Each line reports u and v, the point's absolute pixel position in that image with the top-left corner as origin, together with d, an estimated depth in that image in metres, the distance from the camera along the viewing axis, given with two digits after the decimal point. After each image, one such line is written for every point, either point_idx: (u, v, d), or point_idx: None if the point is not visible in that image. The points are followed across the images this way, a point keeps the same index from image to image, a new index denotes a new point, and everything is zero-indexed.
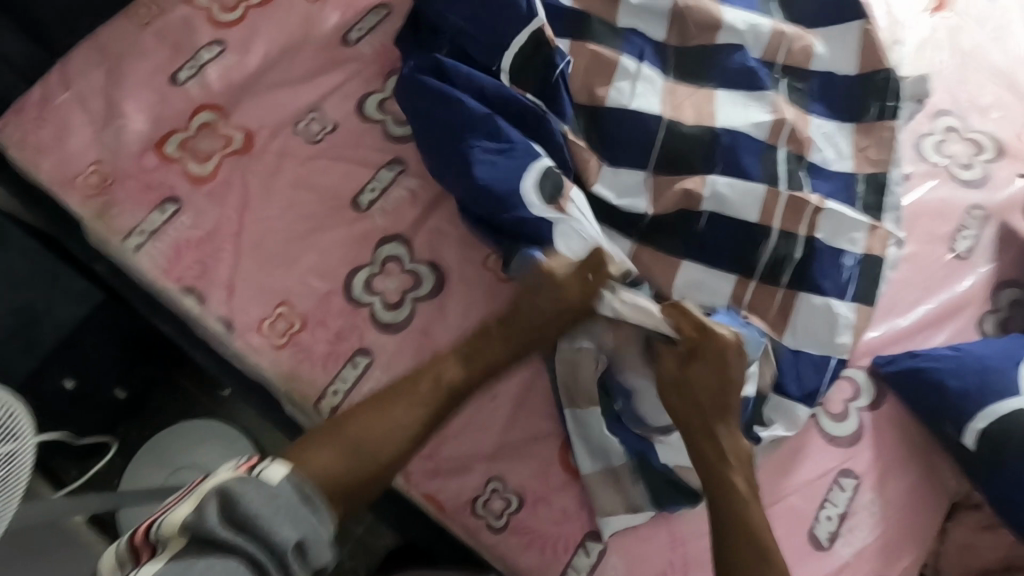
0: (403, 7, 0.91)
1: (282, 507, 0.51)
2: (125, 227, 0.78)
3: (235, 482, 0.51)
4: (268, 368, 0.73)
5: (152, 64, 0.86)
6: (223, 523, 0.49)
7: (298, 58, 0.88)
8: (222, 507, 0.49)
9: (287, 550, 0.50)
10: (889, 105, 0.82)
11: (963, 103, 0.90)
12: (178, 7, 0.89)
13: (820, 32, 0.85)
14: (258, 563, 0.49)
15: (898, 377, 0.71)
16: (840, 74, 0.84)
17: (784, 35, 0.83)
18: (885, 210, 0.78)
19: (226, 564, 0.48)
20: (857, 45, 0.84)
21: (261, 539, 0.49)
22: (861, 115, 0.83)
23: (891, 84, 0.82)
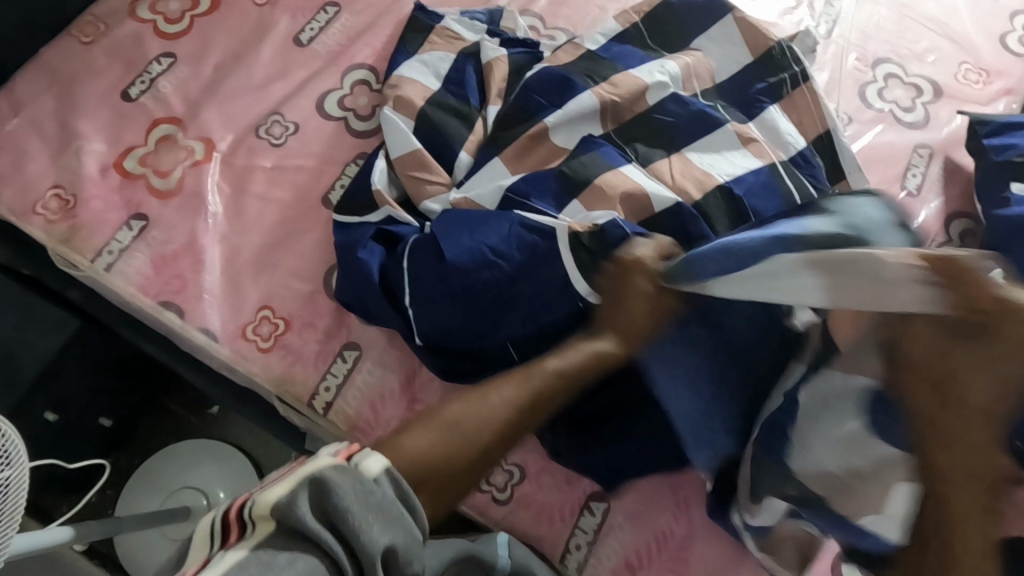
0: (353, 3, 0.92)
1: (381, 504, 0.43)
2: (94, 248, 0.77)
3: (333, 472, 0.43)
4: (257, 373, 0.73)
5: (103, 83, 0.85)
6: (320, 519, 0.42)
7: (251, 62, 0.88)
8: (315, 498, 0.42)
9: (376, 557, 0.41)
10: (797, 71, 0.77)
11: (899, 50, 0.94)
12: (124, 23, 0.89)
13: (699, 42, 0.81)
14: (337, 567, 0.41)
15: None
16: (737, 68, 0.80)
17: (678, 57, 0.78)
18: (848, 171, 0.74)
19: (305, 563, 0.40)
20: (739, 35, 0.80)
21: (351, 536, 0.41)
22: (779, 93, 0.77)
23: (789, 55, 0.78)
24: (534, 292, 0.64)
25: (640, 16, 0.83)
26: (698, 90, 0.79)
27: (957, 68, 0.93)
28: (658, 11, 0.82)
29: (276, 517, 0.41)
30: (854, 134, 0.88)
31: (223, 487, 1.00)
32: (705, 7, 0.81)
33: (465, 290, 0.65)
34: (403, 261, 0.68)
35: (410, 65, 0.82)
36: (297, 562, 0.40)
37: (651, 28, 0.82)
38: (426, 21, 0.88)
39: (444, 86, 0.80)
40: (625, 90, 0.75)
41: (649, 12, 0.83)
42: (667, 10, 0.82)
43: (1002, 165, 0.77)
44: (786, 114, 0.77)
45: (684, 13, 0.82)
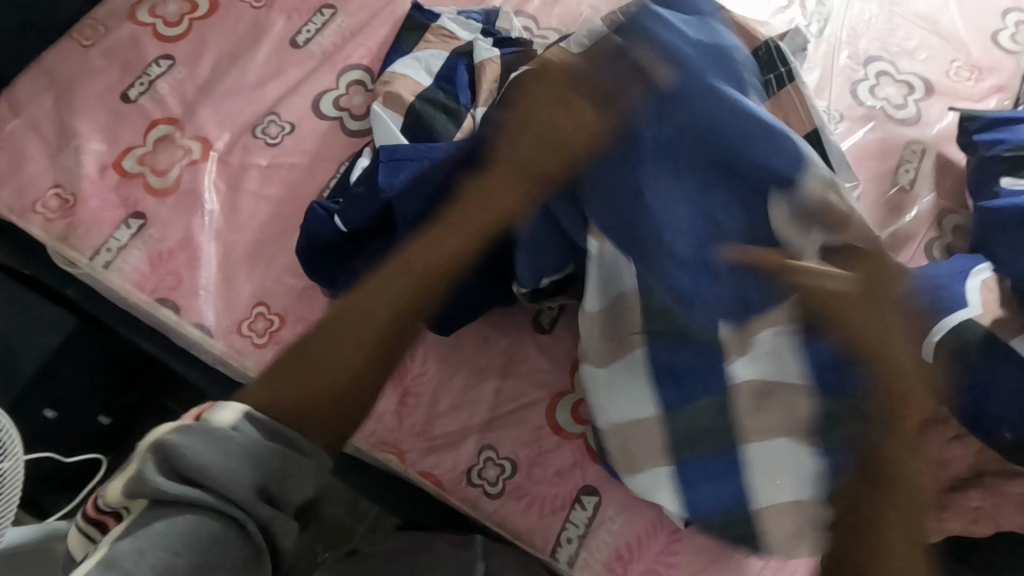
0: (349, 4, 0.93)
1: (233, 446, 0.48)
2: (92, 245, 0.78)
3: (173, 435, 0.46)
4: (252, 368, 0.73)
5: (103, 85, 0.87)
6: (174, 478, 0.45)
7: (248, 62, 0.89)
8: (161, 466, 0.45)
9: (247, 492, 0.47)
10: (783, 71, 0.77)
11: (890, 48, 0.95)
12: (123, 26, 0.90)
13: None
14: (218, 516, 0.46)
15: None
16: None
17: None
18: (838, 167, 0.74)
19: (182, 523, 0.44)
20: (727, 34, 0.79)
21: (211, 485, 0.46)
22: (765, 92, 0.78)
23: (775, 55, 0.78)
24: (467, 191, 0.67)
25: None
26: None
27: (948, 66, 0.94)
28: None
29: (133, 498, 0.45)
30: (845, 130, 0.88)
31: None
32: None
33: (403, 222, 0.67)
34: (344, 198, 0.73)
35: (398, 66, 0.83)
36: (169, 524, 0.44)
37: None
38: (421, 20, 0.89)
39: (430, 85, 0.81)
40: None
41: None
42: None
43: (992, 159, 0.77)
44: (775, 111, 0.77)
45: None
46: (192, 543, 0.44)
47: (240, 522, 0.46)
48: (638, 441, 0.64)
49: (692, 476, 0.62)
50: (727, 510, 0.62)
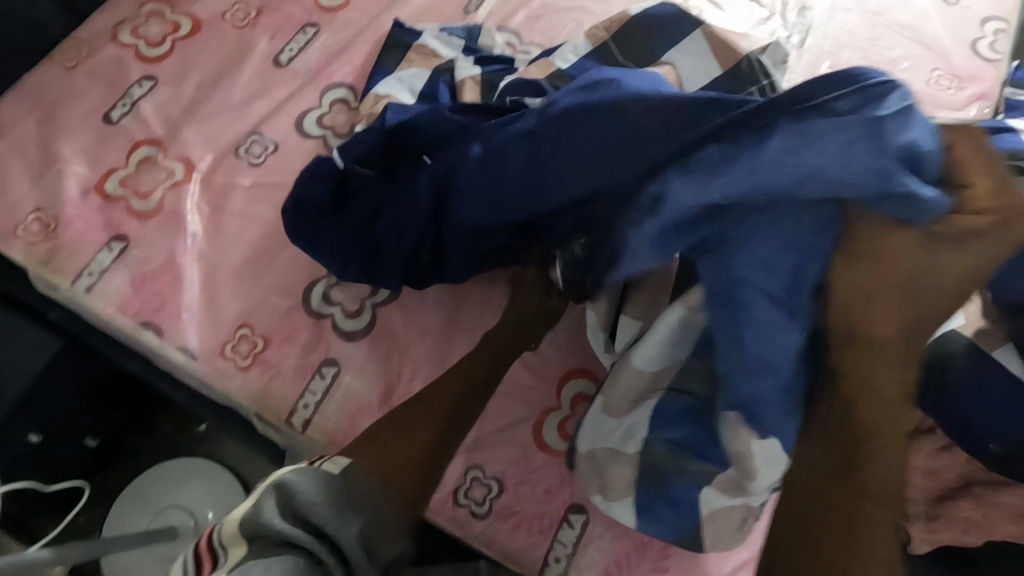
0: (332, 24, 0.94)
1: (337, 493, 0.51)
2: (74, 269, 0.77)
3: (297, 475, 0.50)
4: (235, 390, 0.73)
5: (85, 107, 0.86)
6: (291, 516, 0.48)
7: (231, 83, 0.89)
8: (281, 501, 0.48)
9: (355, 534, 0.50)
10: (766, 83, 0.76)
11: (871, 58, 0.95)
12: (106, 48, 0.91)
13: (670, 55, 0.82)
14: (316, 560, 0.47)
15: None
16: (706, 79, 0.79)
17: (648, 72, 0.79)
18: None
19: (287, 562, 0.45)
20: (708, 49, 0.80)
21: (323, 528, 0.49)
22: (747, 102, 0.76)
23: (757, 66, 0.77)
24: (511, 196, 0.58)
25: (607, 35, 0.85)
26: None
27: (929, 74, 0.94)
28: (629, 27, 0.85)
29: (242, 536, 0.47)
30: None
31: (213, 508, 1.00)
32: (674, 22, 0.83)
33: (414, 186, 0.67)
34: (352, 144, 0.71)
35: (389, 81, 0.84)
36: (282, 559, 0.45)
37: (622, 45, 0.85)
38: (404, 38, 0.89)
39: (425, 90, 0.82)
40: None
41: (619, 29, 0.86)
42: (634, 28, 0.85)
43: None
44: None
45: (653, 29, 0.84)
46: None
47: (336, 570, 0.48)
48: (607, 456, 0.63)
49: (648, 505, 0.62)
50: (682, 530, 0.62)
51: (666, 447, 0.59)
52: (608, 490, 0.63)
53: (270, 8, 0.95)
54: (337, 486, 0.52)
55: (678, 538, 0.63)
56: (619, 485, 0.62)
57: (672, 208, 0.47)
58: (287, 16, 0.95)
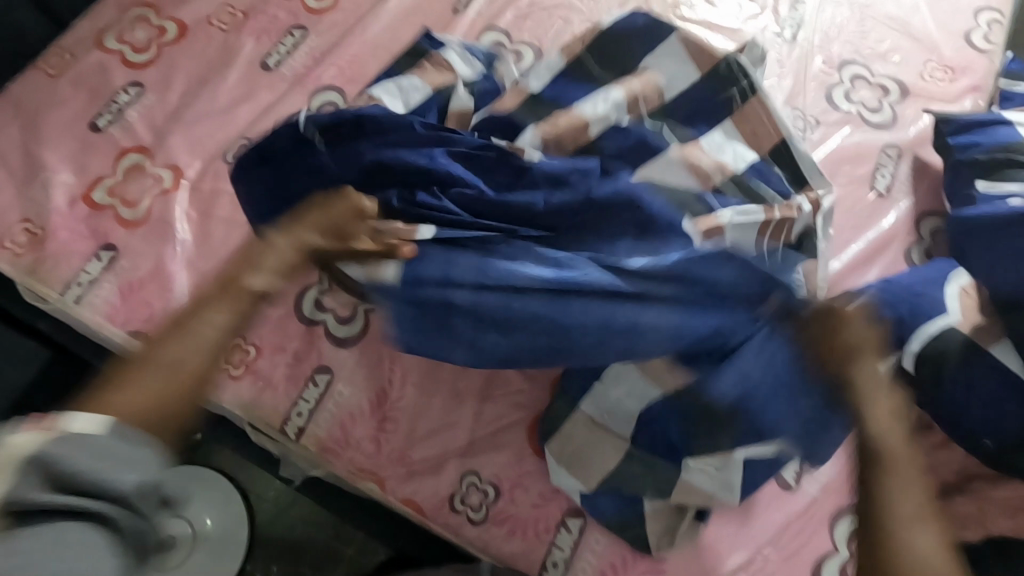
0: (319, 25, 0.93)
1: (99, 447, 0.48)
2: (61, 281, 0.76)
3: (46, 444, 0.46)
4: (228, 399, 0.72)
5: (69, 115, 0.85)
6: (44, 485, 0.46)
7: (217, 87, 0.88)
8: (40, 473, 0.45)
9: (132, 489, 0.48)
10: (745, 83, 0.80)
11: (863, 51, 0.94)
12: (89, 54, 0.89)
13: (648, 63, 0.82)
14: (104, 521, 0.47)
15: None
16: (687, 84, 0.81)
17: (625, 83, 0.78)
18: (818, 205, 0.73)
19: (48, 532, 0.45)
20: (685, 52, 0.82)
21: (99, 488, 0.47)
22: (729, 106, 0.80)
23: (734, 67, 0.81)
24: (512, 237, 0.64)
25: (583, 47, 0.82)
26: (645, 112, 0.79)
27: (922, 67, 0.94)
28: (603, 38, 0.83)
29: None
30: (820, 137, 0.87)
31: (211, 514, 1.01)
32: (648, 28, 0.84)
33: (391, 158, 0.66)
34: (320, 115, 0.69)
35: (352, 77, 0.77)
36: (66, 535, 0.45)
37: (597, 55, 0.83)
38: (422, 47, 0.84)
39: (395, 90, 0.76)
40: (567, 126, 0.73)
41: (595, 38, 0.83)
42: (609, 37, 0.83)
43: (967, 162, 0.77)
44: (740, 123, 0.79)
45: (627, 37, 0.84)
46: (86, 549, 0.46)
47: (114, 527, 0.48)
48: (589, 446, 0.66)
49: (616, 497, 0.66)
50: (626, 510, 0.66)
51: (648, 444, 0.65)
52: (589, 480, 0.66)
53: (255, 10, 0.94)
54: (108, 439, 0.49)
55: (623, 524, 0.66)
56: (595, 471, 0.66)
57: (596, 272, 0.60)
58: (273, 18, 0.94)
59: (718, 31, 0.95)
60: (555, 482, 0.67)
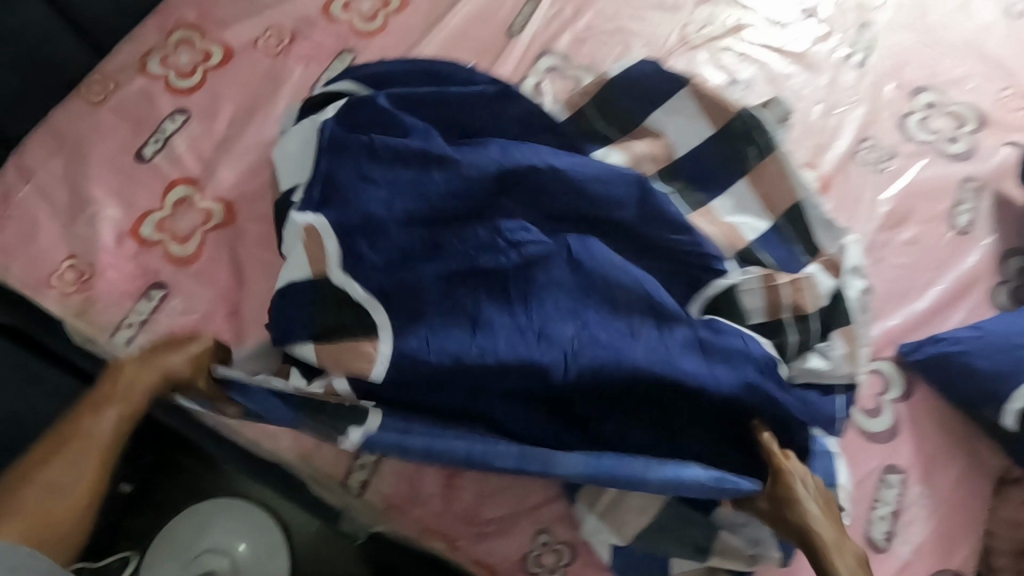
0: (369, 49, 0.90)
1: None
2: (111, 323, 0.73)
3: None
4: (286, 450, 0.69)
5: (115, 145, 0.82)
6: None
7: (265, 116, 0.85)
8: None
9: None
10: (763, 142, 0.76)
11: (937, 76, 0.90)
12: (134, 80, 0.86)
13: (656, 116, 0.78)
14: None
15: (927, 364, 0.71)
16: (699, 143, 0.77)
17: (629, 145, 0.75)
18: (845, 276, 0.74)
19: None
20: (697, 108, 0.77)
21: None
22: (743, 164, 0.77)
23: (751, 123, 0.76)
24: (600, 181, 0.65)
25: (587, 99, 0.78)
26: (652, 172, 0.75)
27: (999, 94, 0.89)
28: (606, 92, 0.78)
29: None
30: (896, 170, 0.84)
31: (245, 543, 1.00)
32: (656, 82, 0.78)
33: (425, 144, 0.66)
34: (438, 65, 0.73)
35: (379, 77, 0.72)
36: None
37: (602, 115, 0.78)
38: None
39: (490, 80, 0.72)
40: None
41: (596, 93, 0.78)
42: (613, 92, 0.78)
43: None
44: (754, 185, 0.77)
45: (634, 92, 0.78)
46: None
47: None
48: (633, 500, 0.62)
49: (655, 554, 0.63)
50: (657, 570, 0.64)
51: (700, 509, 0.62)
52: (626, 537, 0.62)
53: (303, 33, 0.91)
54: None
55: None
56: (633, 526, 0.62)
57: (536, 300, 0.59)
58: (320, 41, 0.90)
59: (785, 56, 0.91)
60: (587, 537, 0.63)
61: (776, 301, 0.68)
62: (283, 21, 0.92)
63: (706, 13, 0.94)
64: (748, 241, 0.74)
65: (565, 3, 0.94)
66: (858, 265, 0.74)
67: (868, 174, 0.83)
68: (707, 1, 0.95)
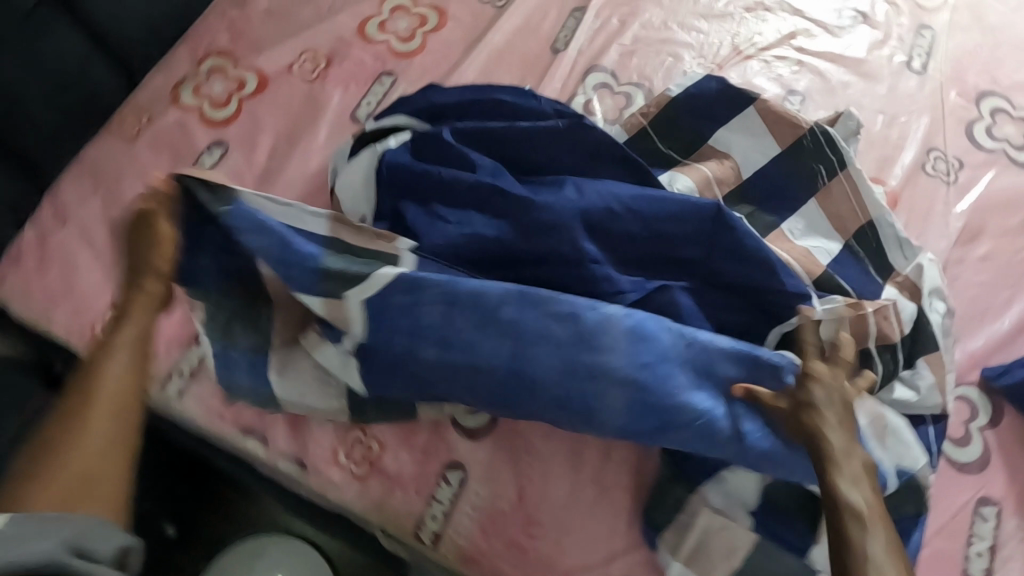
0: (409, 71, 0.86)
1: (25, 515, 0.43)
2: (160, 372, 0.70)
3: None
4: (354, 502, 0.66)
5: (153, 181, 0.79)
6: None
7: (306, 146, 0.81)
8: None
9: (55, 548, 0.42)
10: (834, 159, 0.72)
11: (1002, 81, 0.87)
12: (167, 111, 0.83)
13: (720, 135, 0.75)
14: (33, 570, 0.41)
15: (1017, 390, 0.68)
16: (765, 161, 0.74)
17: (696, 168, 0.71)
18: (926, 297, 0.69)
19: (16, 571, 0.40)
20: (763, 125, 0.74)
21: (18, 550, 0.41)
22: (813, 184, 0.73)
23: (821, 139, 0.73)
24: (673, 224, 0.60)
25: (647, 119, 0.75)
26: (720, 196, 0.71)
27: None
28: (670, 109, 0.75)
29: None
30: (966, 182, 0.80)
31: None
32: (720, 98, 0.75)
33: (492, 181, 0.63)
34: (500, 95, 0.69)
35: (434, 112, 0.69)
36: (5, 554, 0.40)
37: (665, 134, 0.75)
38: None
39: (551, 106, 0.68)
40: None
41: (659, 111, 0.76)
42: (675, 111, 0.75)
43: None
44: (825, 205, 0.72)
45: (699, 109, 0.75)
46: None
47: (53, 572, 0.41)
48: (719, 541, 0.60)
49: None
50: None
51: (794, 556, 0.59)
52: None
53: (339, 56, 0.87)
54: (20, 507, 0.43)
55: None
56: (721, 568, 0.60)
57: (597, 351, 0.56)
58: (358, 64, 0.87)
59: (843, 64, 0.87)
60: None
61: (862, 331, 0.64)
62: (318, 44, 0.88)
63: (757, 21, 0.90)
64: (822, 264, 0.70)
65: (610, 15, 0.90)
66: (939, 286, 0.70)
67: (937, 187, 0.80)
68: (757, 7, 0.91)
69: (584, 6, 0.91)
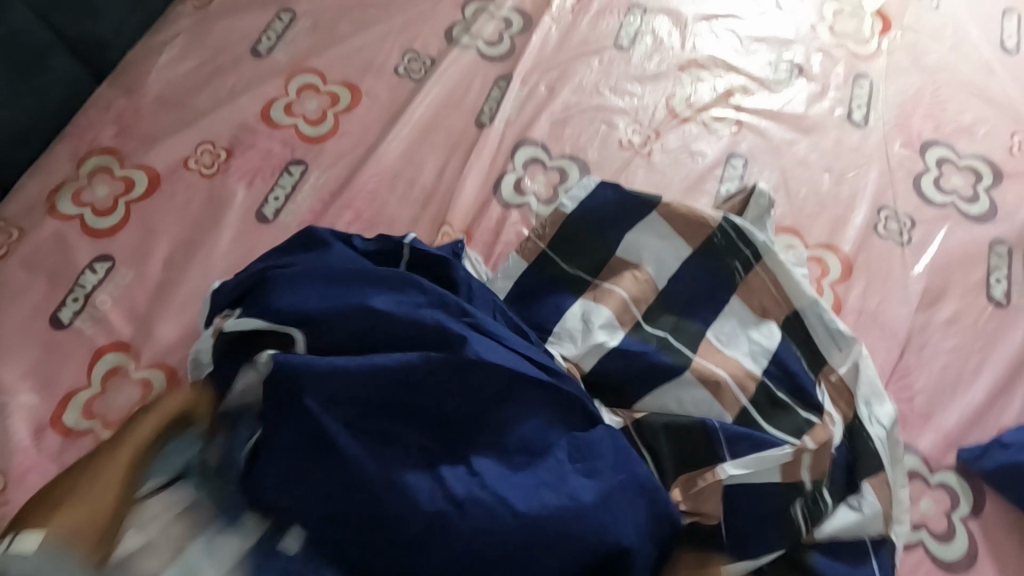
0: (322, 157, 0.78)
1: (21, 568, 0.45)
2: None
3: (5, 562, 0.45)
4: None
5: (26, 309, 0.69)
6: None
7: (206, 252, 0.72)
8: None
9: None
10: (747, 253, 0.66)
11: (945, 128, 0.84)
12: (43, 223, 0.73)
13: (627, 242, 0.69)
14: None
15: (996, 473, 0.63)
16: (676, 266, 0.68)
17: (607, 290, 0.66)
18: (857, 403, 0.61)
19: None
20: (669, 226, 0.69)
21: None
22: (730, 285, 0.66)
23: (732, 235, 0.67)
24: (600, 526, 0.50)
25: (544, 239, 0.70)
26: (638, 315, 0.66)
27: (1011, 141, 0.83)
28: (566, 224, 0.70)
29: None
30: (920, 241, 0.76)
31: None
32: (619, 205, 0.70)
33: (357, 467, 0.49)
34: (377, 298, 0.56)
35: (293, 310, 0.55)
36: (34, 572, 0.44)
37: (568, 248, 0.69)
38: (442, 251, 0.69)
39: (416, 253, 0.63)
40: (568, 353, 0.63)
41: (554, 230, 0.70)
42: (573, 226, 0.70)
43: None
44: (748, 301, 0.66)
45: (601, 219, 0.70)
46: None
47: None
48: None
49: None
50: None
51: None
52: None
53: (242, 145, 0.79)
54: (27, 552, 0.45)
55: None
56: None
57: None
58: (264, 153, 0.78)
59: (783, 120, 0.83)
60: None
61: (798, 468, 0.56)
62: (218, 133, 0.79)
63: (692, 80, 0.86)
64: (755, 374, 0.62)
65: (537, 82, 0.84)
66: (877, 390, 0.61)
67: (892, 249, 0.75)
68: (692, 64, 0.87)
69: (509, 73, 0.85)
